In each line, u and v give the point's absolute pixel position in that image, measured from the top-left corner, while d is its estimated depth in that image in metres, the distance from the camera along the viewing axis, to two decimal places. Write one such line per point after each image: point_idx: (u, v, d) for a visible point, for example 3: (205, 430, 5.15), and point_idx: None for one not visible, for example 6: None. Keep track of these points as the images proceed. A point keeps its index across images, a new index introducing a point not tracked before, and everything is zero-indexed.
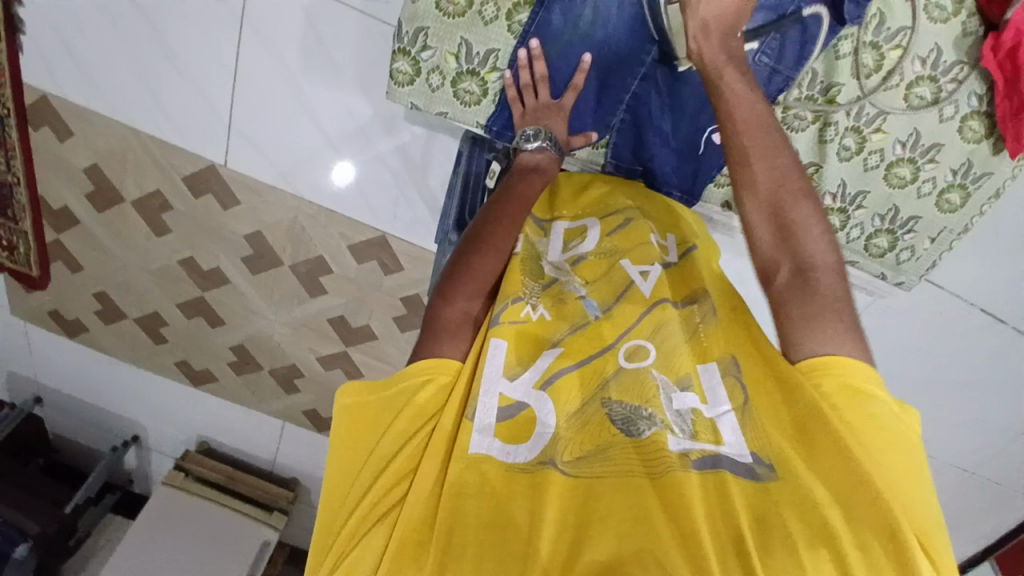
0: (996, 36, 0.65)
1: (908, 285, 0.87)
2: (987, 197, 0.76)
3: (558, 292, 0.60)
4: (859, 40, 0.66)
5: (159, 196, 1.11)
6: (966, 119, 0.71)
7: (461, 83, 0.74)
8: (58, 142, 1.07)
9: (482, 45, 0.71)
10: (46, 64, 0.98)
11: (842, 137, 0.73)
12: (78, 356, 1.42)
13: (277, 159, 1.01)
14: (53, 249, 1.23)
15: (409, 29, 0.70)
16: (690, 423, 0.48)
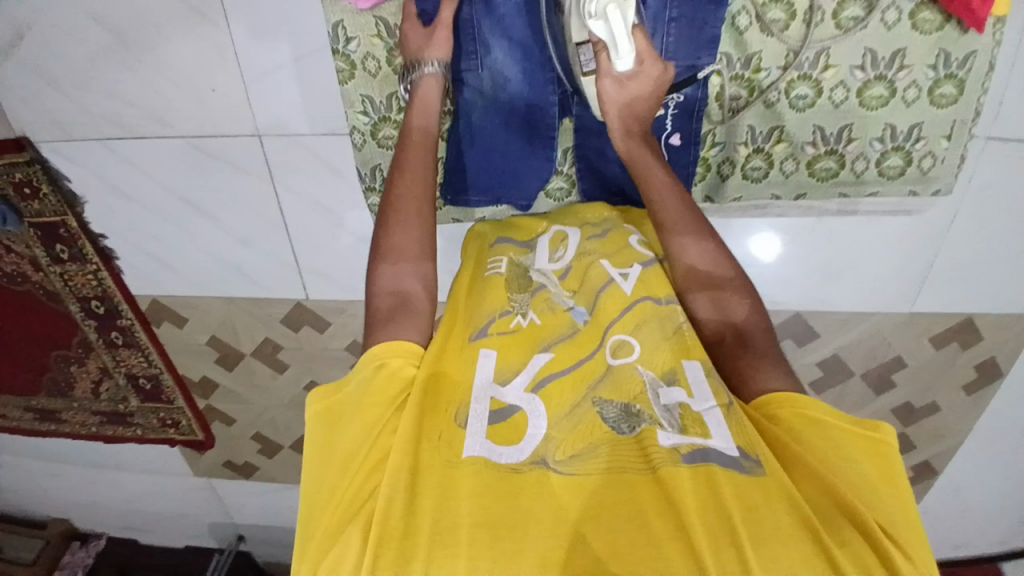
0: None
1: (948, 190, 0.78)
2: (986, 72, 0.69)
3: (545, 300, 0.64)
4: (757, 7, 0.66)
5: (269, 341, 1.27)
6: (915, 14, 0.67)
7: None
8: (179, 328, 1.26)
9: None
10: (149, 273, 1.18)
11: (794, 89, 0.71)
12: (258, 493, 1.61)
13: (344, 277, 1.14)
14: (208, 413, 1.43)
15: (366, 170, 0.83)
16: (678, 417, 0.51)
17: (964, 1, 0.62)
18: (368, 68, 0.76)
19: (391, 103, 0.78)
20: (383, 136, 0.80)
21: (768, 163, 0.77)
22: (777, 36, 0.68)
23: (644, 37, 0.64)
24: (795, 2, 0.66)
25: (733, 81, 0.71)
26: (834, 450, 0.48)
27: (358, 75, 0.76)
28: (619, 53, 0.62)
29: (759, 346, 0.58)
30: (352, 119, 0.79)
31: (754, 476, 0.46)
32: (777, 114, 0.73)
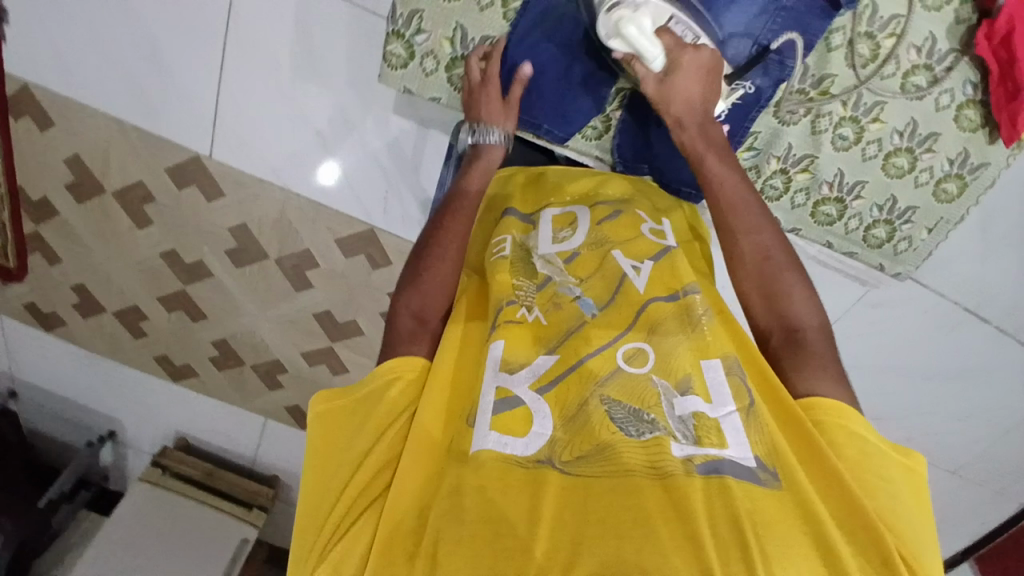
0: (990, 23, 0.65)
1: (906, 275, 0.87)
2: (986, 187, 0.76)
3: (552, 294, 0.57)
4: (851, 32, 0.68)
5: (141, 187, 1.07)
6: (961, 108, 0.72)
7: (455, 68, 0.78)
8: (39, 132, 1.04)
9: (477, 31, 0.75)
10: (29, 52, 0.95)
11: (838, 127, 0.75)
12: (53, 351, 1.36)
13: (267, 152, 0.99)
14: (31, 241, 1.18)
15: (404, 12, 0.74)
16: (693, 428, 0.46)
17: (1011, 113, 0.68)
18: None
19: None
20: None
21: (784, 187, 0.80)
22: (857, 69, 0.70)
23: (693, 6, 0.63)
24: (882, 45, 0.69)
25: (797, 92, 0.72)
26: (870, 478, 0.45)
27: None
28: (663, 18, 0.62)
29: (812, 348, 0.52)
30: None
31: (770, 489, 0.42)
32: (817, 143, 0.76)
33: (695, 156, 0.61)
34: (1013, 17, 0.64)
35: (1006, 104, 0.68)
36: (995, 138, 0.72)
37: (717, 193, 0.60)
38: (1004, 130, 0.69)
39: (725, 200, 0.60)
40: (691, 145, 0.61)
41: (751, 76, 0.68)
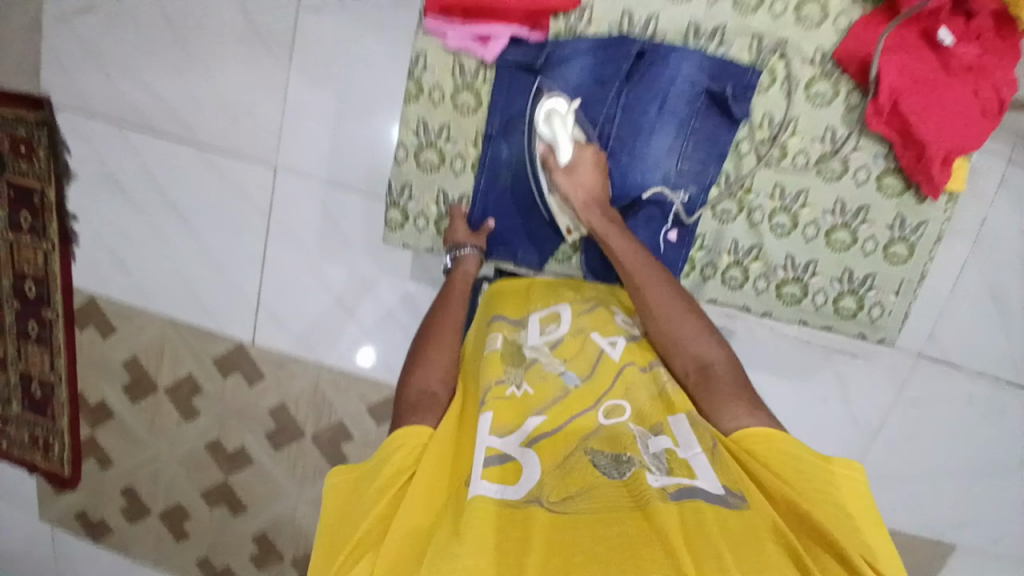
0: (874, 101, 0.74)
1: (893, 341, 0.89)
2: (932, 243, 0.83)
3: (537, 371, 0.61)
4: (756, 139, 0.82)
5: (190, 380, 1.20)
6: (881, 178, 0.81)
7: (442, 222, 0.93)
8: (101, 340, 1.21)
9: (456, 192, 0.91)
10: (102, 273, 1.19)
11: (775, 217, 0.85)
12: (98, 563, 1.36)
13: (296, 326, 1.14)
14: (87, 446, 1.28)
15: (396, 186, 0.92)
16: (665, 461, 0.51)
17: (924, 172, 0.76)
18: (432, 96, 0.87)
19: (441, 131, 0.89)
20: (425, 159, 0.90)
21: (744, 277, 0.88)
22: (773, 166, 0.82)
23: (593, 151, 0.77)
24: (787, 145, 0.81)
25: (727, 195, 0.84)
26: (825, 489, 0.50)
27: (421, 100, 0.87)
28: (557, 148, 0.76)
29: (719, 384, 0.59)
30: (403, 137, 0.89)
31: (739, 510, 0.47)
32: (759, 233, 0.86)
33: (601, 231, 0.72)
34: (892, 91, 0.73)
35: (919, 162, 0.76)
36: (922, 199, 0.81)
37: (620, 260, 0.69)
38: (926, 186, 0.77)
39: (625, 262, 0.69)
40: (596, 223, 0.72)
41: (683, 186, 0.82)
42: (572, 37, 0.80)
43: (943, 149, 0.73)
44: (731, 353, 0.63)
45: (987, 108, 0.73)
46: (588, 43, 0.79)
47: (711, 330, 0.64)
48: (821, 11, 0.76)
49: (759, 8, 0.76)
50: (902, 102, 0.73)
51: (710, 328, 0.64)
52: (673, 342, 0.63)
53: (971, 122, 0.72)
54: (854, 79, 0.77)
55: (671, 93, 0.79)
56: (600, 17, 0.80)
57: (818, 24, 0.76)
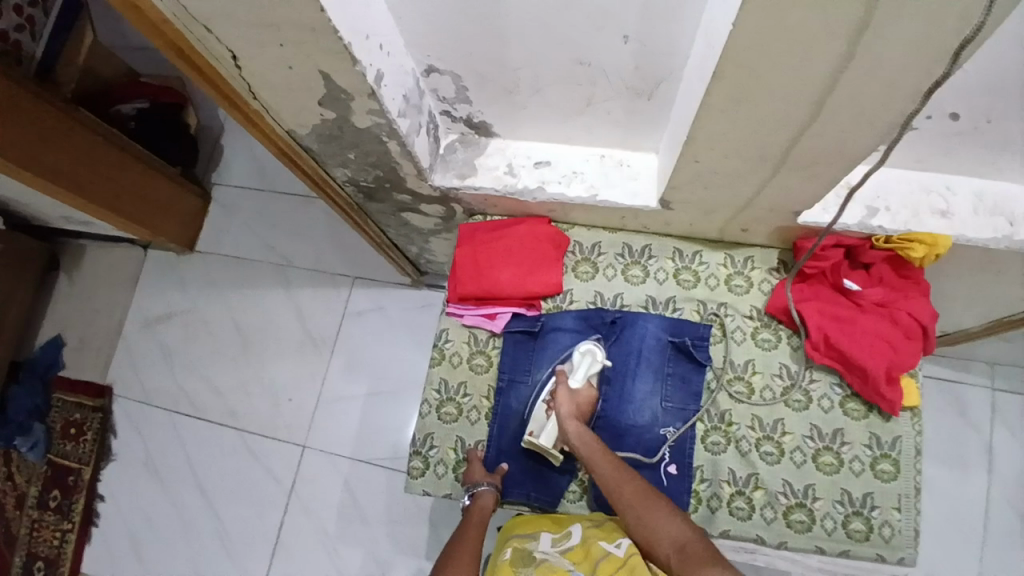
0: (809, 339, 0.91)
1: (913, 560, 0.88)
2: (912, 457, 0.89)
3: (547, 569, 0.78)
4: (724, 379, 0.93)
5: None
6: (844, 403, 0.91)
7: (460, 468, 0.94)
8: None
9: (473, 438, 0.95)
10: None
11: (761, 446, 0.91)
12: None
13: None
14: None
15: (420, 436, 0.97)
16: None
17: (876, 391, 0.88)
18: (452, 361, 0.98)
19: (459, 388, 0.97)
20: (445, 412, 0.96)
21: (750, 507, 0.89)
22: (745, 401, 0.93)
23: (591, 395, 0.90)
24: (752, 382, 0.93)
25: (712, 428, 0.92)
26: None
27: (443, 364, 0.98)
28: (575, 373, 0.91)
29: (694, 555, 0.73)
30: (427, 394, 0.97)
31: None
32: (751, 462, 0.91)
33: (586, 447, 0.85)
34: (820, 330, 0.90)
35: (867, 384, 0.88)
36: (887, 417, 0.90)
37: (595, 468, 0.84)
38: (884, 403, 0.88)
39: (594, 468, 0.84)
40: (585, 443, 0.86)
41: (671, 422, 0.92)
42: (560, 313, 0.96)
43: (883, 368, 0.87)
44: (691, 524, 0.78)
45: (909, 332, 0.89)
46: (573, 316, 0.95)
47: (668, 508, 0.79)
48: (746, 282, 0.97)
49: (697, 284, 0.97)
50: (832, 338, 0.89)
51: (666, 508, 0.79)
52: (649, 530, 0.78)
53: (897, 347, 0.88)
54: (789, 326, 0.94)
55: (643, 348, 0.94)
56: (579, 299, 0.97)
57: (747, 291, 0.96)
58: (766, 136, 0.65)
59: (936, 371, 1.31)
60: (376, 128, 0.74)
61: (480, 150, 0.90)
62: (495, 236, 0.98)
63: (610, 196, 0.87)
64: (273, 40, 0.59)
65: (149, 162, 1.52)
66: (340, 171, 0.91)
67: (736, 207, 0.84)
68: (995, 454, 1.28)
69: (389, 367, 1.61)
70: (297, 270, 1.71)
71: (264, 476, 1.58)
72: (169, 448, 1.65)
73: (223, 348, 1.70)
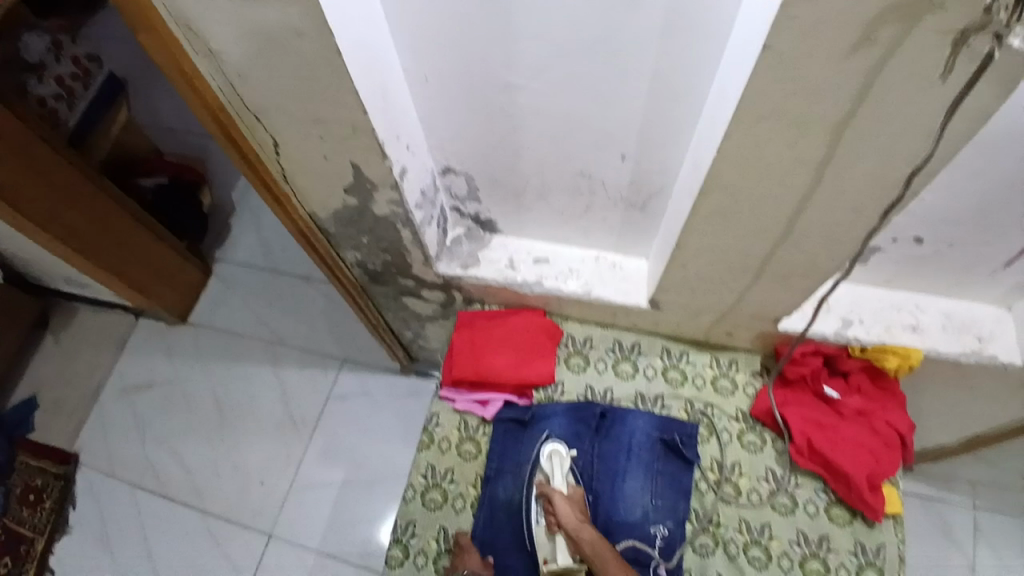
0: (793, 444, 0.94)
1: None
2: (897, 566, 0.88)
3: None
4: (711, 480, 0.95)
5: None
6: (828, 508, 0.92)
7: (440, 559, 0.91)
8: None
9: (455, 527, 0.93)
10: None
11: (748, 550, 0.90)
12: None
13: None
14: None
15: (402, 523, 0.94)
16: None
17: (860, 497, 0.89)
18: (441, 446, 0.98)
19: (446, 474, 0.96)
20: (430, 498, 0.95)
21: None
22: (732, 502, 0.93)
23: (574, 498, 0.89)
24: (738, 483, 0.94)
25: (700, 529, 0.92)
26: None
27: (432, 449, 0.98)
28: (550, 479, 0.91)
29: None
30: (413, 479, 0.96)
31: None
32: (739, 566, 0.89)
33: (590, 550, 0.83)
34: (804, 435, 0.93)
35: (852, 492, 0.90)
36: (872, 524, 0.90)
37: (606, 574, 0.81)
38: (867, 511, 0.89)
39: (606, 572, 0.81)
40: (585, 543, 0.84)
41: (661, 521, 0.92)
42: (550, 402, 0.99)
43: (865, 476, 0.89)
44: None
45: (889, 440, 0.92)
46: (563, 406, 0.97)
47: None
48: (731, 384, 1.00)
49: (684, 383, 1.01)
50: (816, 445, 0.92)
51: None
52: None
53: (878, 456, 0.91)
54: (774, 430, 0.97)
55: (634, 444, 0.96)
56: (570, 390, 1.00)
57: (732, 393, 1.00)
58: (748, 249, 0.72)
59: (917, 489, 1.33)
60: (392, 217, 0.80)
61: (484, 244, 0.97)
62: (492, 324, 1.02)
63: (603, 294, 0.93)
64: (313, 133, 0.67)
65: (160, 237, 1.58)
66: (350, 253, 0.97)
67: (719, 312, 0.90)
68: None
69: (371, 453, 1.58)
70: (288, 348, 1.72)
71: (226, 564, 1.50)
72: (129, 526, 1.57)
73: (202, 423, 1.67)
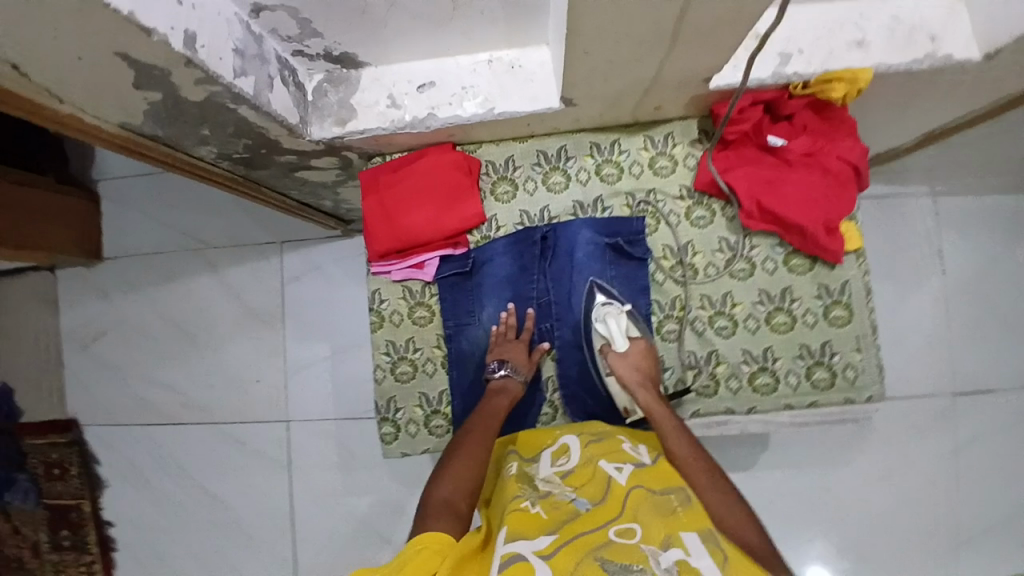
0: (743, 209, 0.88)
1: (881, 395, 0.88)
2: (864, 297, 0.88)
3: (551, 498, 0.72)
4: (666, 268, 0.91)
5: None
6: (788, 261, 0.89)
7: (431, 420, 0.91)
8: None
9: (435, 390, 0.91)
10: None
11: (714, 322, 0.90)
12: None
13: None
14: None
15: (382, 401, 0.92)
16: (677, 573, 0.58)
17: (817, 245, 0.85)
18: (393, 320, 0.92)
19: (407, 345, 0.92)
20: (400, 372, 0.92)
21: (714, 382, 0.90)
22: (691, 282, 0.90)
23: (642, 346, 0.87)
24: (694, 263, 0.90)
25: (666, 317, 0.91)
26: None
27: (385, 326, 0.92)
28: (616, 343, 0.86)
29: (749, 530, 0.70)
30: (377, 360, 0.92)
31: None
32: (707, 340, 0.90)
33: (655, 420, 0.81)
34: (752, 199, 0.86)
35: (807, 240, 0.86)
36: (832, 265, 0.88)
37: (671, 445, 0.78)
38: (826, 255, 0.86)
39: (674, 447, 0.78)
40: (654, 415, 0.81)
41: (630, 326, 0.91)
42: (488, 242, 0.91)
43: (820, 222, 0.84)
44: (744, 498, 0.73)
45: (842, 177, 0.85)
46: (503, 242, 0.90)
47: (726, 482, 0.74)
48: (671, 161, 0.90)
49: (621, 176, 0.91)
50: (766, 205, 0.86)
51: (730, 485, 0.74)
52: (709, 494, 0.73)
53: (831, 197, 0.85)
54: (722, 199, 0.90)
55: (581, 256, 0.90)
56: (505, 223, 0.91)
57: (673, 171, 0.90)
58: (652, 10, 0.57)
59: (885, 192, 1.30)
60: (215, 98, 0.63)
61: (354, 87, 0.79)
62: (398, 178, 0.89)
63: (509, 106, 0.78)
64: (43, 35, 0.48)
65: (12, 181, 1.35)
66: (202, 149, 0.80)
67: (642, 89, 0.77)
68: (949, 256, 1.30)
69: (342, 323, 1.54)
70: (219, 251, 1.59)
71: (260, 460, 1.56)
72: (153, 456, 1.61)
73: (173, 347, 1.61)
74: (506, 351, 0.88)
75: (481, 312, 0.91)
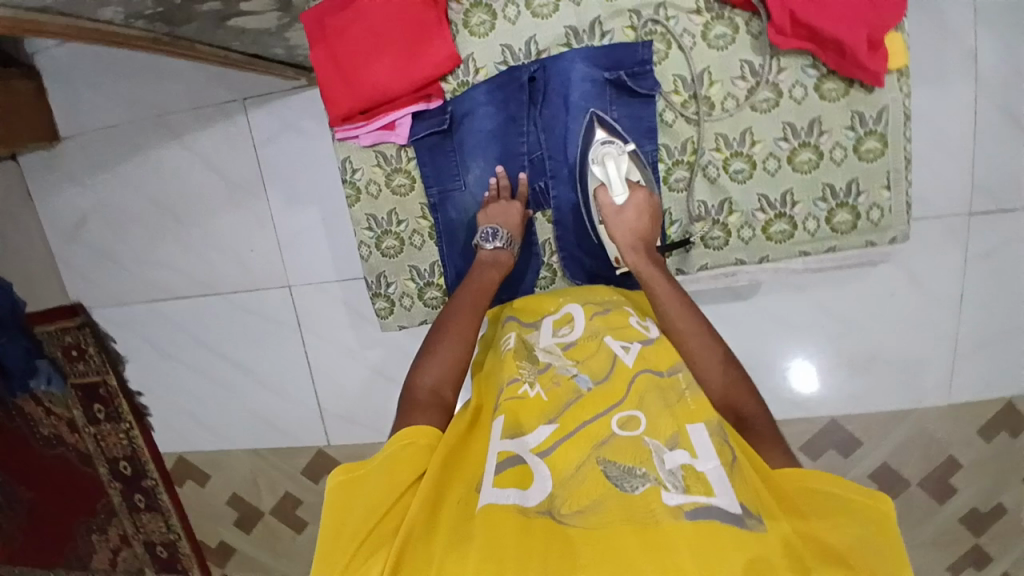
0: (771, 23, 0.74)
1: (906, 235, 0.80)
2: (902, 124, 0.77)
3: (551, 374, 0.68)
4: (678, 104, 0.79)
5: None
6: (820, 85, 0.76)
7: (426, 293, 0.87)
8: None
9: (426, 263, 0.86)
10: None
11: (731, 165, 0.80)
12: None
13: None
14: None
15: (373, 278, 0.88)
16: (681, 477, 0.53)
17: (858, 63, 0.73)
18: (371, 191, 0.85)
19: (391, 217, 0.85)
20: (387, 247, 0.86)
21: (726, 233, 0.82)
22: (707, 118, 0.79)
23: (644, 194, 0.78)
24: (710, 95, 0.79)
25: (675, 163, 0.81)
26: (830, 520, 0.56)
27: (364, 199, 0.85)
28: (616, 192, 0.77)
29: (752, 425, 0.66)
30: (360, 236, 0.86)
31: (756, 531, 0.49)
32: (722, 187, 0.81)
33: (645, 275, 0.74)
34: (784, 10, 0.73)
35: (845, 59, 0.73)
36: (870, 88, 0.76)
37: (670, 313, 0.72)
38: (867, 79, 0.74)
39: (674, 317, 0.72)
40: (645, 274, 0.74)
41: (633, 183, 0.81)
42: (467, 90, 0.81)
43: (862, 34, 0.71)
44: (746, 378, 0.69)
45: None
46: (483, 88, 0.80)
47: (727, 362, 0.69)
48: None
49: None
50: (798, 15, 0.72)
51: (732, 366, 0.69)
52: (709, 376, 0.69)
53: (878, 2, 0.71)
54: (745, 13, 0.77)
55: (572, 96, 0.80)
56: (484, 63, 0.81)
57: None
58: None
59: None
60: None
61: None
62: (352, 19, 0.76)
63: None
64: None
65: None
66: (104, 11, 0.64)
67: None
68: None
69: (328, 182, 1.42)
70: (180, 115, 1.42)
71: (272, 325, 1.53)
72: (165, 331, 1.59)
73: (157, 224, 1.52)
74: (498, 216, 0.81)
75: (467, 173, 0.83)
